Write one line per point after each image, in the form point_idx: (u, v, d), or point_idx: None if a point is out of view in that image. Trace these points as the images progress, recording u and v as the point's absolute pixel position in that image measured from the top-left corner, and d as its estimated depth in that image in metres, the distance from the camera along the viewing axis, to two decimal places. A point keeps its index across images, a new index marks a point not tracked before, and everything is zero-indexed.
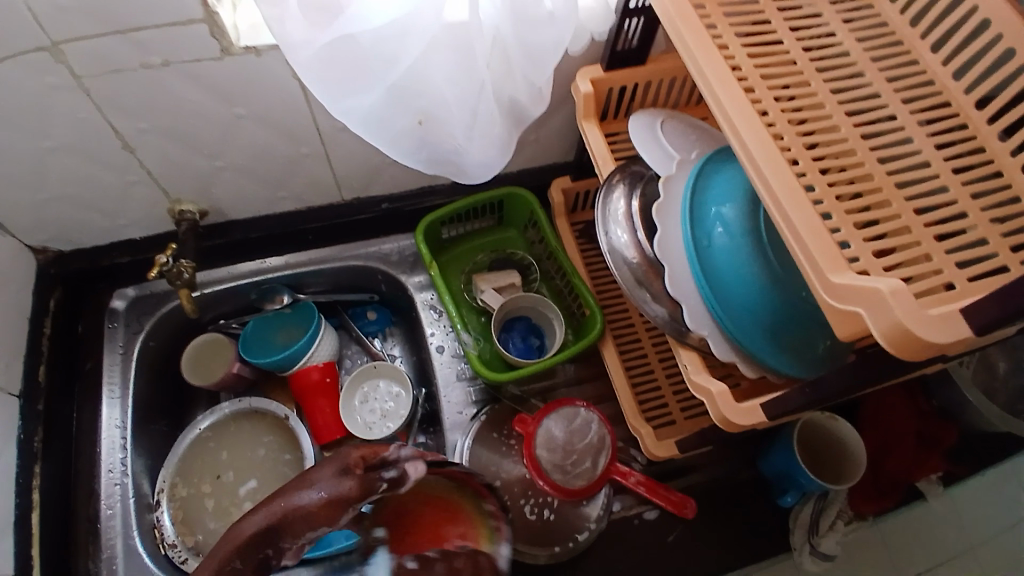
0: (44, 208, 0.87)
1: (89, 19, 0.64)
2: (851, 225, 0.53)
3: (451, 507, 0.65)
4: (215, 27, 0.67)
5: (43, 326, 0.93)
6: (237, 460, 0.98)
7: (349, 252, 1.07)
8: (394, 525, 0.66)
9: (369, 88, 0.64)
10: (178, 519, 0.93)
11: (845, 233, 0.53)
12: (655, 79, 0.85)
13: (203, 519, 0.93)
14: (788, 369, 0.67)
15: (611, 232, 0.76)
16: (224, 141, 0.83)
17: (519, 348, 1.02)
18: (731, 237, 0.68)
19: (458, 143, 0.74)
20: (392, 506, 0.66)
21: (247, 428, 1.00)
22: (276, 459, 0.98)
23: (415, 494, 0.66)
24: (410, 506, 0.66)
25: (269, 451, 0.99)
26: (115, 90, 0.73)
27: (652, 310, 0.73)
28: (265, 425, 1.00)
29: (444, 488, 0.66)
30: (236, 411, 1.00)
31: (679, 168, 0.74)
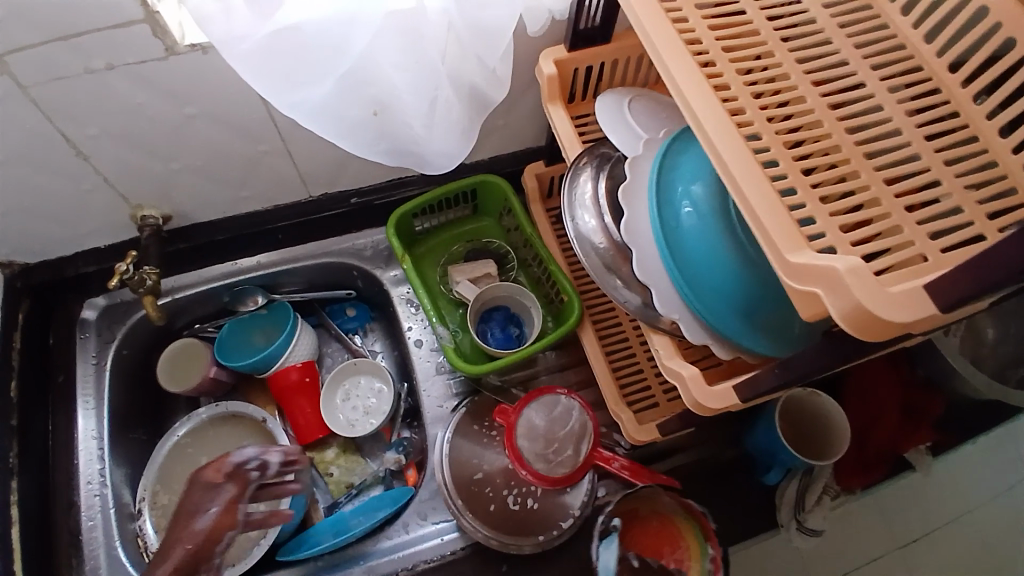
0: (3, 221, 0.85)
1: (25, 27, 0.62)
2: (816, 201, 0.52)
3: (677, 531, 0.85)
4: (158, 26, 0.65)
5: (12, 341, 0.92)
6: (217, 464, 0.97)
7: (323, 249, 1.05)
8: (630, 521, 0.87)
9: (317, 81, 0.63)
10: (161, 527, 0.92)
11: (810, 209, 0.51)
12: (621, 58, 0.83)
13: None
14: (763, 349, 0.67)
15: (578, 218, 0.74)
16: (182, 143, 0.81)
17: (498, 338, 1.00)
18: (699, 216, 0.67)
19: (418, 133, 0.72)
20: (634, 507, 0.87)
21: (228, 432, 1.00)
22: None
23: (655, 508, 0.87)
24: (648, 515, 0.87)
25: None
26: (63, 98, 0.71)
27: (623, 296, 0.71)
28: (244, 427, 1.00)
29: (675, 511, 0.86)
30: (215, 416, 0.99)
31: (647, 148, 0.72)
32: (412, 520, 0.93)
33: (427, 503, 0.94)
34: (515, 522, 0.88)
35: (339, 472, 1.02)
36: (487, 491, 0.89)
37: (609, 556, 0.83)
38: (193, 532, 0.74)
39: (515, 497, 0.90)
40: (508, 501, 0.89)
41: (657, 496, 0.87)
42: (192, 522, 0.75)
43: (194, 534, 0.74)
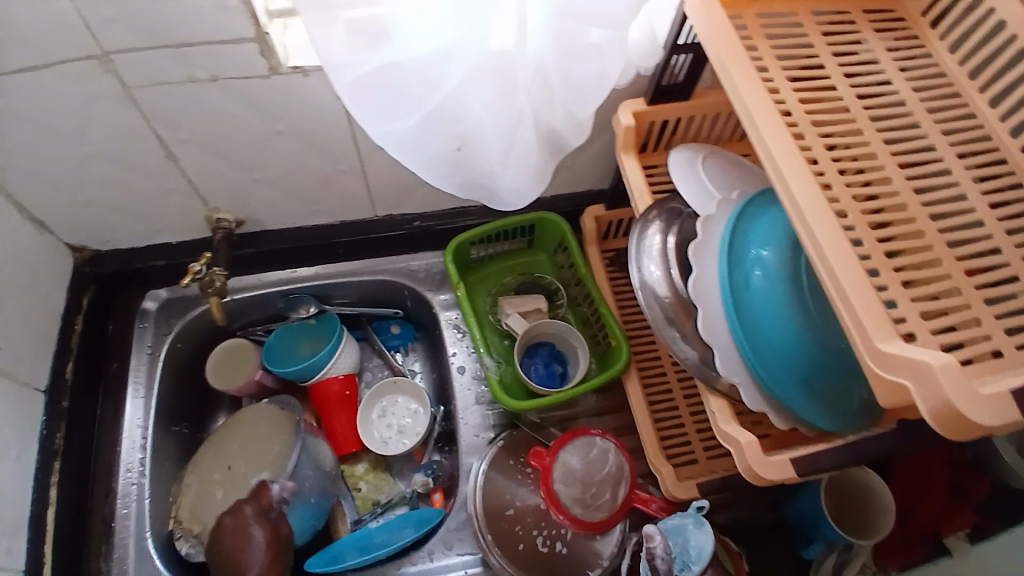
0: (84, 210, 0.90)
1: (140, 35, 0.66)
2: (896, 284, 0.52)
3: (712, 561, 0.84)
4: (265, 46, 0.68)
5: (75, 323, 0.96)
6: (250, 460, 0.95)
7: (378, 267, 1.08)
8: None
9: (407, 115, 0.65)
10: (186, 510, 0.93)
11: (892, 291, 0.52)
12: (699, 114, 0.84)
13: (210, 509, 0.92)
14: (824, 423, 0.66)
15: (644, 267, 0.74)
16: (264, 156, 0.84)
17: (541, 374, 0.99)
18: (770, 282, 0.66)
19: (493, 169, 0.74)
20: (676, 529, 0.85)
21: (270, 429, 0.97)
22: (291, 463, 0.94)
23: None
24: None
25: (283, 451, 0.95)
26: (161, 103, 0.74)
27: (681, 351, 0.71)
28: (283, 421, 0.97)
29: (713, 545, 0.85)
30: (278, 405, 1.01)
31: (720, 208, 0.72)
32: (436, 548, 0.93)
33: (453, 533, 0.94)
34: (542, 564, 0.87)
35: (367, 488, 1.02)
36: (516, 529, 0.88)
37: (698, 536, 0.76)
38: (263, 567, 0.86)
39: (544, 538, 0.89)
40: (537, 543, 0.88)
41: None
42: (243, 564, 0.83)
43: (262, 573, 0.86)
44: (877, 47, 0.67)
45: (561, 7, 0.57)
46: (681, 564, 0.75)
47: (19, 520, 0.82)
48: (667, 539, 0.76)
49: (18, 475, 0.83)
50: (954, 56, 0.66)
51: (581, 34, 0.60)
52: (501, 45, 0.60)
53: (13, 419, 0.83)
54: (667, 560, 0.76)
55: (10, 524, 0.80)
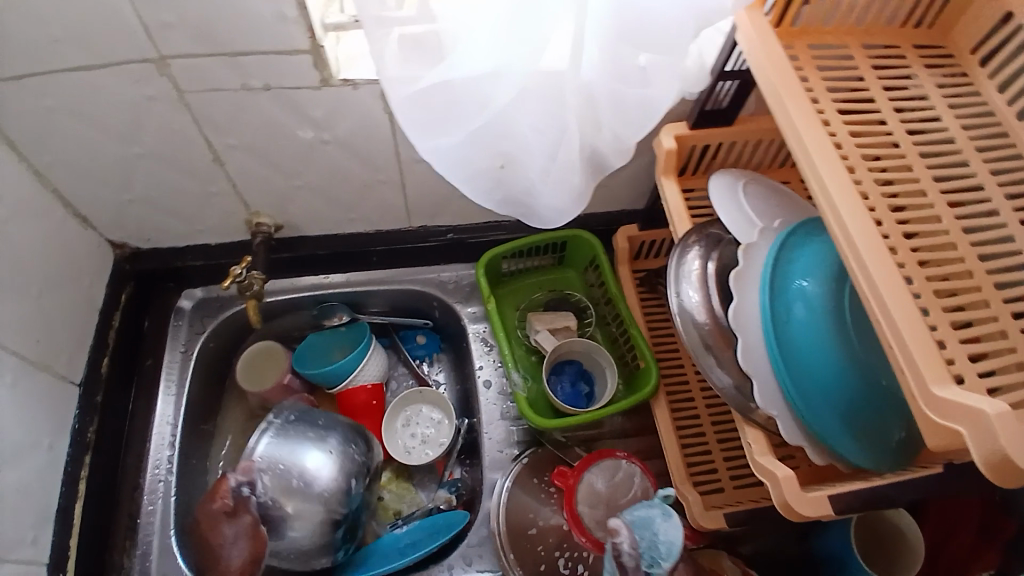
0: (128, 208, 0.92)
1: (199, 41, 0.67)
2: (947, 325, 0.51)
3: None
4: (318, 58, 0.70)
5: (112, 319, 0.97)
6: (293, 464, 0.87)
7: (407, 277, 1.09)
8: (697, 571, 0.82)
9: (455, 132, 0.66)
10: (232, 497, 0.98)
11: (942, 331, 0.51)
12: (741, 140, 0.84)
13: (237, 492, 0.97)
14: (862, 461, 0.65)
15: (682, 292, 0.73)
16: (307, 164, 0.86)
17: (566, 394, 0.98)
18: (810, 315, 0.66)
19: (532, 187, 0.74)
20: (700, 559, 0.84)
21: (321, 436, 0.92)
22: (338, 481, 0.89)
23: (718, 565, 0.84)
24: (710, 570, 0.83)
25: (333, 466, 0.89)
26: (214, 108, 0.76)
27: (718, 378, 0.70)
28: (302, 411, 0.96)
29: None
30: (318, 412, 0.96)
31: (762, 236, 0.72)
32: (457, 563, 0.92)
33: (474, 548, 0.93)
34: None
35: (389, 497, 1.02)
36: (538, 550, 0.88)
37: (670, 530, 0.74)
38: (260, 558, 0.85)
39: (566, 560, 0.88)
40: (559, 564, 0.87)
41: (722, 558, 0.85)
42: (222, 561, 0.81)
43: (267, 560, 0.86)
44: (926, 83, 0.67)
45: (620, 33, 0.57)
46: (649, 557, 0.74)
47: (47, 511, 0.83)
48: (634, 532, 0.76)
49: (49, 466, 0.84)
50: (1004, 94, 0.64)
51: (636, 59, 0.60)
52: (554, 64, 0.60)
53: (47, 410, 0.84)
54: (634, 554, 0.75)
55: (38, 514, 0.81)
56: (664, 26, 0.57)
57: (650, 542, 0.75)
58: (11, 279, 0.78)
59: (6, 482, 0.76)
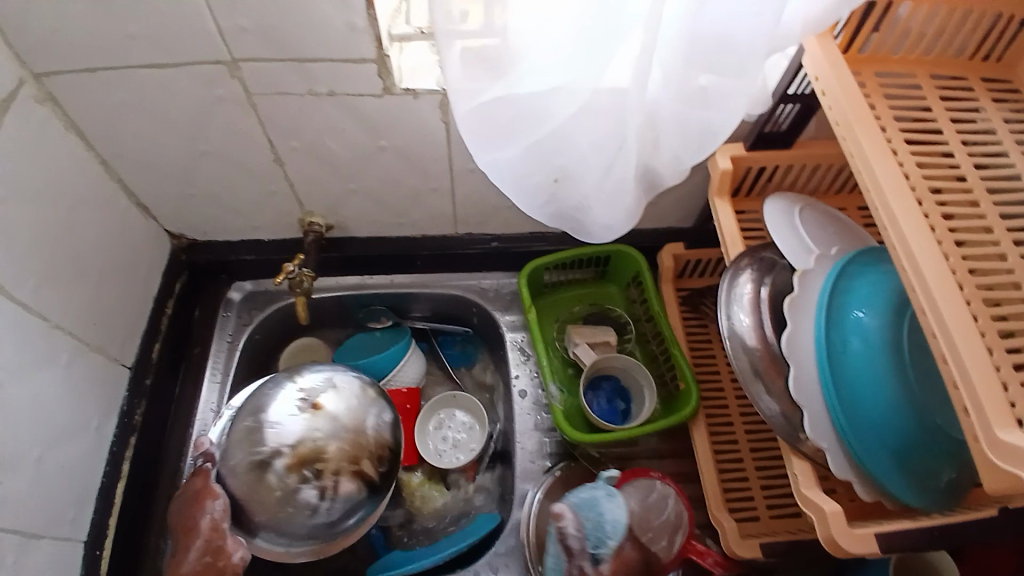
0: (188, 202, 0.95)
1: (270, 47, 0.69)
2: (1010, 366, 0.48)
3: None
4: (383, 67, 0.72)
5: (166, 307, 1.01)
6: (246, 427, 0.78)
7: (449, 282, 1.11)
8: None
9: (513, 144, 0.67)
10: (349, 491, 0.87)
11: (1004, 373, 0.47)
12: (798, 164, 0.83)
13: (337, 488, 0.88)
14: (911, 500, 0.63)
15: (733, 316, 0.72)
16: (362, 168, 0.88)
17: (603, 409, 0.98)
18: (866, 346, 0.64)
19: (585, 203, 0.74)
20: None
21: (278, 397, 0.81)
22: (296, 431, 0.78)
23: None
24: None
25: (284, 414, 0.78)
26: (278, 111, 0.78)
27: (765, 406, 0.69)
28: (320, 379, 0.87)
29: None
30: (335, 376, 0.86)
31: (817, 263, 0.70)
32: (482, 569, 0.91)
33: (501, 557, 0.92)
34: None
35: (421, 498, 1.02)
36: None
37: (614, 508, 0.82)
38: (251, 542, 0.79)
39: None
40: None
41: None
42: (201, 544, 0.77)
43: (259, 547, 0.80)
44: (994, 117, 0.64)
45: (693, 55, 0.57)
46: (598, 539, 0.80)
47: (91, 490, 0.86)
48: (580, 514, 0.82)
49: (96, 445, 0.87)
50: None
51: (697, 81, 0.59)
52: (618, 82, 0.60)
53: (98, 392, 0.87)
54: (580, 536, 0.79)
55: (80, 494, 0.84)
56: (740, 54, 0.56)
57: (599, 531, 0.80)
58: (76, 264, 0.82)
59: (54, 460, 0.79)
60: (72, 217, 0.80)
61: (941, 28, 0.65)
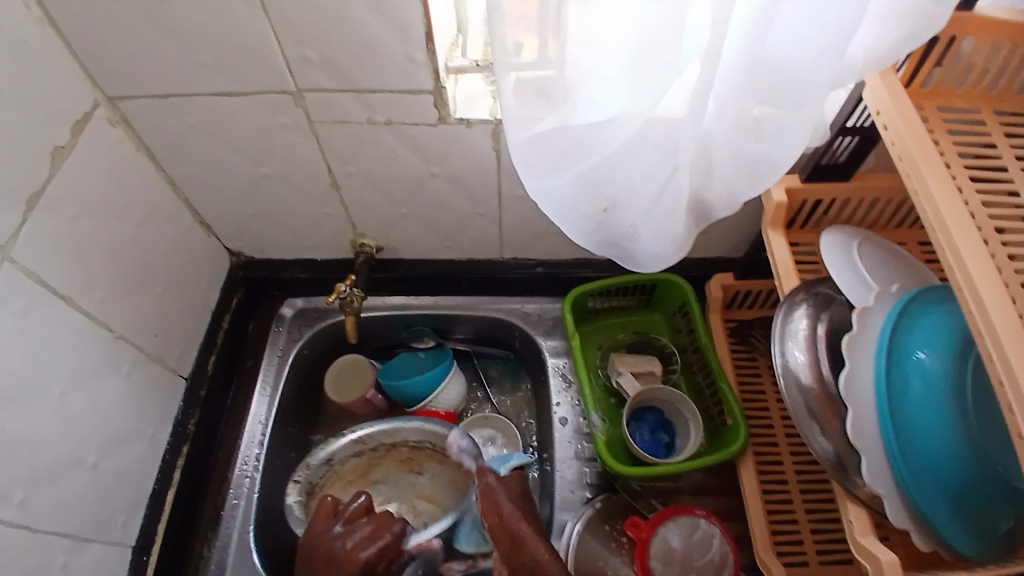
0: (248, 221, 0.99)
1: (333, 78, 0.73)
2: None
3: None
4: (439, 99, 0.74)
5: (222, 321, 1.05)
6: (397, 459, 1.06)
7: (493, 305, 1.12)
8: None
9: (563, 173, 0.67)
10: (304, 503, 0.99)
11: None
12: (856, 197, 0.80)
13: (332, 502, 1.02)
14: (971, 553, 0.60)
15: (787, 352, 0.70)
16: (414, 193, 0.90)
17: (645, 441, 0.96)
18: (928, 389, 0.62)
19: (635, 232, 0.74)
20: None
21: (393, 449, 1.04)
22: (412, 480, 1.07)
23: None
24: None
25: (402, 473, 1.07)
26: (338, 138, 0.82)
27: (819, 446, 0.67)
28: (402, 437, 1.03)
29: None
30: (409, 439, 1.03)
31: (877, 300, 0.68)
32: None
33: None
34: None
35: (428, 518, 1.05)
36: None
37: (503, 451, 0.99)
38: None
39: None
40: None
41: None
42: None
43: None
44: None
45: (752, 86, 0.56)
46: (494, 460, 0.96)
47: (142, 495, 0.90)
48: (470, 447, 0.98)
49: (150, 452, 0.91)
50: None
51: (750, 113, 0.58)
52: (671, 111, 0.60)
53: (155, 401, 0.91)
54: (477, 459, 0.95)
55: (132, 499, 0.88)
56: (806, 92, 0.55)
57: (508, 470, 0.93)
58: (141, 279, 0.86)
59: (110, 465, 0.83)
60: (139, 234, 0.85)
61: (1005, 63, 0.63)
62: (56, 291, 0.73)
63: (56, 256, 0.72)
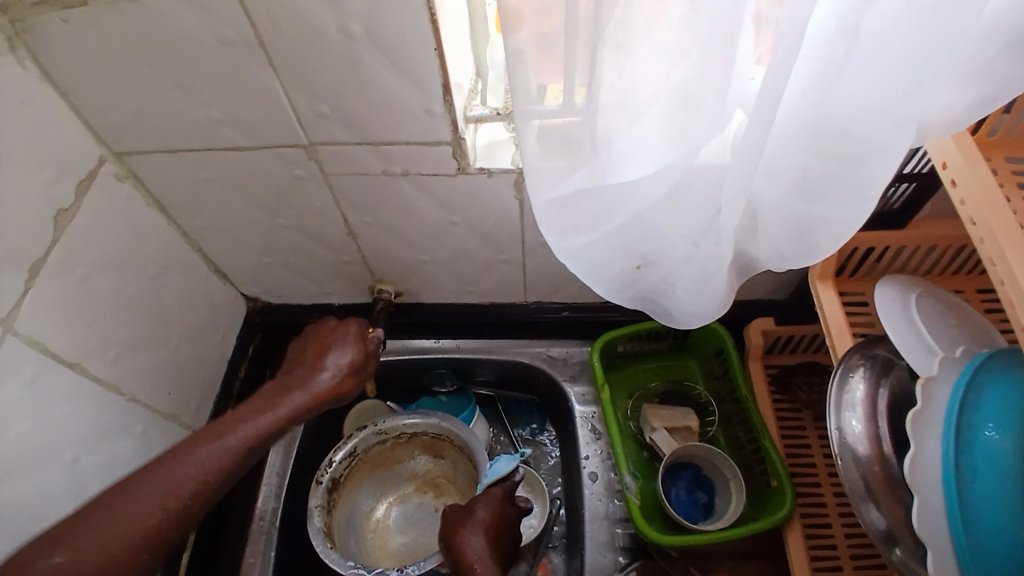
0: (265, 269, 0.96)
1: (347, 130, 0.69)
2: None
3: None
4: (459, 149, 0.70)
5: (239, 370, 1.03)
6: (421, 444, 1.01)
7: (517, 349, 1.07)
8: None
9: (591, 230, 0.62)
10: (356, 501, 0.98)
11: None
12: (910, 246, 0.73)
13: (362, 498, 0.99)
14: None
15: (843, 422, 0.64)
16: (434, 242, 0.87)
17: (681, 501, 0.91)
18: (998, 475, 0.53)
19: (672, 291, 0.69)
20: None
21: (415, 436, 0.99)
22: (437, 463, 1.02)
23: None
24: None
25: (428, 457, 1.02)
26: (353, 189, 0.78)
27: (871, 518, 0.62)
28: (426, 427, 0.97)
29: None
30: (428, 431, 0.98)
31: (942, 367, 0.60)
32: None
33: None
34: None
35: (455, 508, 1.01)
36: None
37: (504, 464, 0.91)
38: (155, 505, 0.61)
39: None
40: None
41: None
42: (144, 493, 0.61)
43: (131, 526, 0.59)
44: None
45: (811, 144, 0.50)
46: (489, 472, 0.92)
47: None
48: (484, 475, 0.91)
49: None
50: None
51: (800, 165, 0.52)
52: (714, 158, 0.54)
53: None
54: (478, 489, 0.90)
55: None
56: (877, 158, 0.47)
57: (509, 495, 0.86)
58: (156, 334, 0.83)
59: None
60: (152, 289, 0.82)
61: None
62: (65, 359, 0.70)
63: (64, 322, 0.69)
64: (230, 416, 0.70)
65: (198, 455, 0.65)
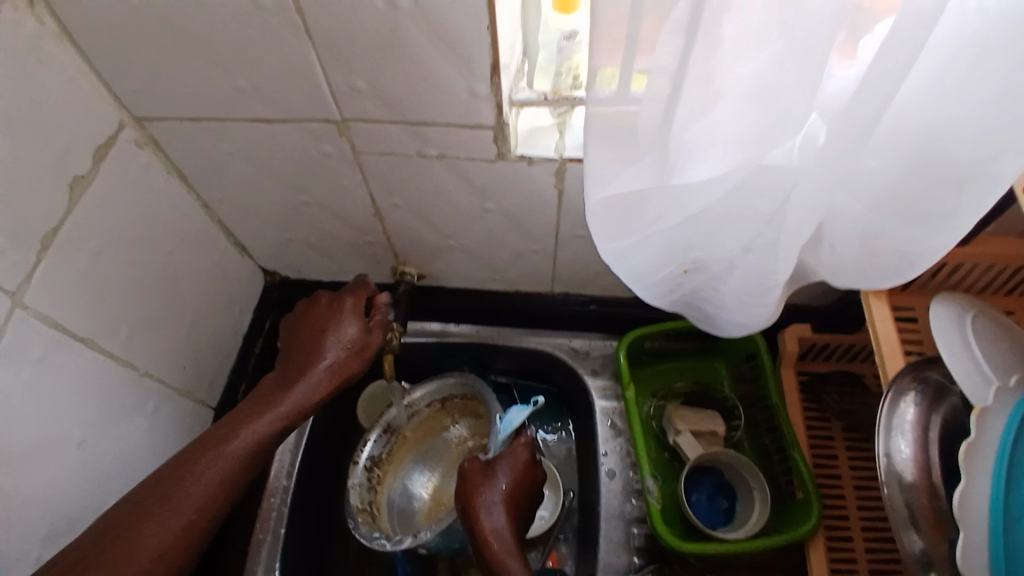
0: (285, 244, 0.93)
1: (381, 108, 0.65)
2: None
3: None
4: (500, 134, 0.66)
5: (254, 346, 1.00)
6: (457, 410, 0.99)
7: (539, 338, 1.05)
8: None
9: (638, 232, 0.58)
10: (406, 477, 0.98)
11: None
12: (970, 262, 0.69)
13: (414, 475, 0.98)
14: None
15: (892, 446, 0.61)
16: (463, 228, 0.83)
17: (703, 507, 0.89)
18: None
19: (719, 297, 0.66)
20: None
21: (445, 402, 0.98)
22: (479, 426, 0.99)
23: None
24: None
25: (471, 423, 0.99)
26: (384, 170, 0.74)
27: (909, 542, 0.59)
28: (448, 389, 0.97)
29: None
30: (453, 393, 0.98)
31: (997, 397, 0.54)
32: None
33: None
34: None
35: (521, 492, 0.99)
36: None
37: None
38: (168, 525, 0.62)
39: None
40: None
41: None
42: (159, 516, 0.62)
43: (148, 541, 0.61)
44: None
45: (911, 160, 0.46)
46: None
47: None
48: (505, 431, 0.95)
49: None
50: None
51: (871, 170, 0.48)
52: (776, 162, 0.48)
53: (181, 433, 0.87)
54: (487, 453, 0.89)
55: None
56: (978, 177, 0.43)
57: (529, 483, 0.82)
58: (170, 309, 0.81)
59: None
60: (167, 263, 0.79)
61: None
62: (75, 335, 0.67)
63: (74, 300, 0.66)
64: (232, 420, 0.71)
65: (207, 473, 0.66)
